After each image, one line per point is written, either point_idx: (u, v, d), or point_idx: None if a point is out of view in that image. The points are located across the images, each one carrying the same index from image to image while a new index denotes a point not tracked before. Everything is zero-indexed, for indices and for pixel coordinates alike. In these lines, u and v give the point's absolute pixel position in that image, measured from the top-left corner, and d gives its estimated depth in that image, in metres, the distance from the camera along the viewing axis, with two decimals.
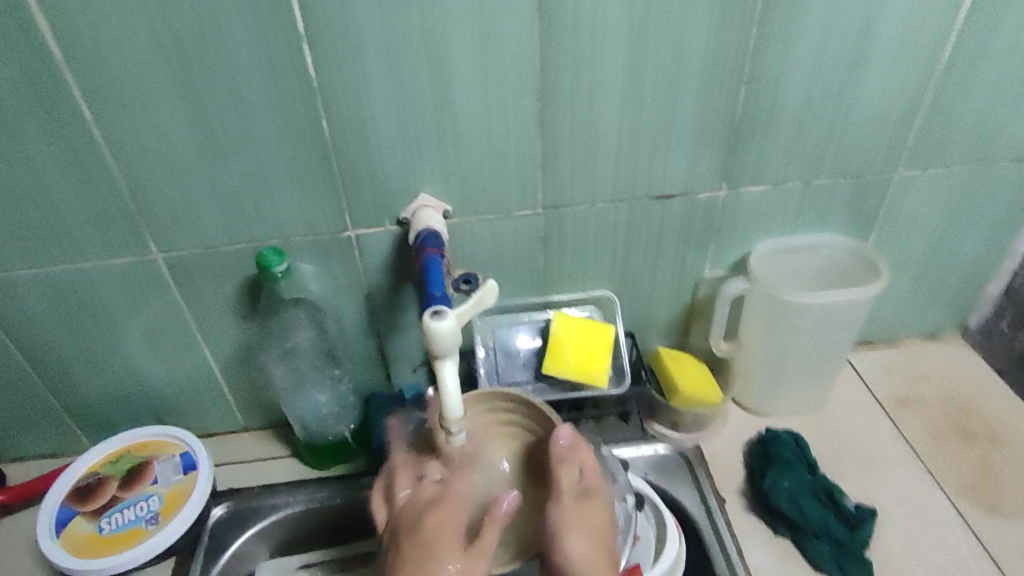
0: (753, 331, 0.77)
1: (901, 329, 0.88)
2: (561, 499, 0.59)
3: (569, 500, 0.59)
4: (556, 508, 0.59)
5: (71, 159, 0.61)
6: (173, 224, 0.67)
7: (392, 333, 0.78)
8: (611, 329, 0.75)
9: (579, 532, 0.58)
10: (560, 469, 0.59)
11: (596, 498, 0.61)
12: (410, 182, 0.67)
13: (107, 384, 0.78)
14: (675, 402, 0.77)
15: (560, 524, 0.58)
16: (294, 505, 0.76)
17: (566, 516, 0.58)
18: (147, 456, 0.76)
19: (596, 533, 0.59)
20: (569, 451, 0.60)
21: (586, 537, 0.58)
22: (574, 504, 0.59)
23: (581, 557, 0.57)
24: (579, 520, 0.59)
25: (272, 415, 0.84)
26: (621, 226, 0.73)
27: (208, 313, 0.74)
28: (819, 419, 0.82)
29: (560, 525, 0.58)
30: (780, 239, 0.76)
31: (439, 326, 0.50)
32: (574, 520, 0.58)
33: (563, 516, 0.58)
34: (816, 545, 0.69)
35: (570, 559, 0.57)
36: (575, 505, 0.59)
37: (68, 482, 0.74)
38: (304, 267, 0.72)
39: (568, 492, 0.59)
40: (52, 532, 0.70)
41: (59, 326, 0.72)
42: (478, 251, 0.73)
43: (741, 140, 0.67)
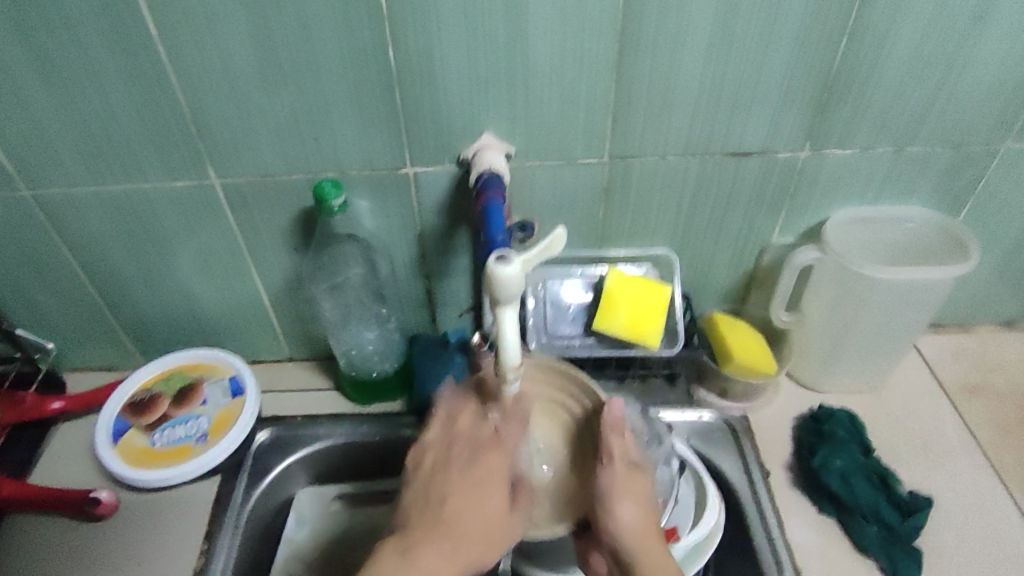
0: (818, 304, 0.74)
1: (977, 313, 0.83)
2: (611, 465, 0.56)
3: (620, 468, 0.56)
4: (606, 474, 0.56)
5: (134, 76, 0.60)
6: (232, 149, 0.66)
7: (442, 276, 0.77)
8: (667, 289, 0.72)
9: (630, 501, 0.55)
10: (610, 436, 0.57)
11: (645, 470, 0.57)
12: (474, 121, 0.65)
13: (162, 303, 0.79)
14: (727, 369, 0.74)
15: (612, 490, 0.55)
16: (335, 438, 0.77)
17: (617, 482, 0.55)
18: (198, 377, 0.78)
19: (648, 504, 0.56)
20: (621, 421, 0.58)
21: (638, 506, 0.55)
22: (626, 472, 0.56)
23: (633, 526, 0.54)
24: (628, 487, 0.55)
25: (317, 347, 0.84)
26: (690, 183, 0.69)
27: (262, 242, 0.74)
28: (877, 399, 0.78)
29: (610, 490, 0.55)
30: (861, 209, 0.71)
31: (504, 272, 0.49)
32: (623, 488, 0.55)
33: (614, 482, 0.56)
34: (863, 528, 0.67)
35: (623, 528, 0.54)
36: (625, 474, 0.56)
37: (124, 395, 0.76)
38: (359, 203, 0.70)
39: (618, 459, 0.56)
40: (109, 441, 0.73)
41: (118, 244, 0.73)
42: (537, 199, 0.71)
43: (832, 99, 0.63)
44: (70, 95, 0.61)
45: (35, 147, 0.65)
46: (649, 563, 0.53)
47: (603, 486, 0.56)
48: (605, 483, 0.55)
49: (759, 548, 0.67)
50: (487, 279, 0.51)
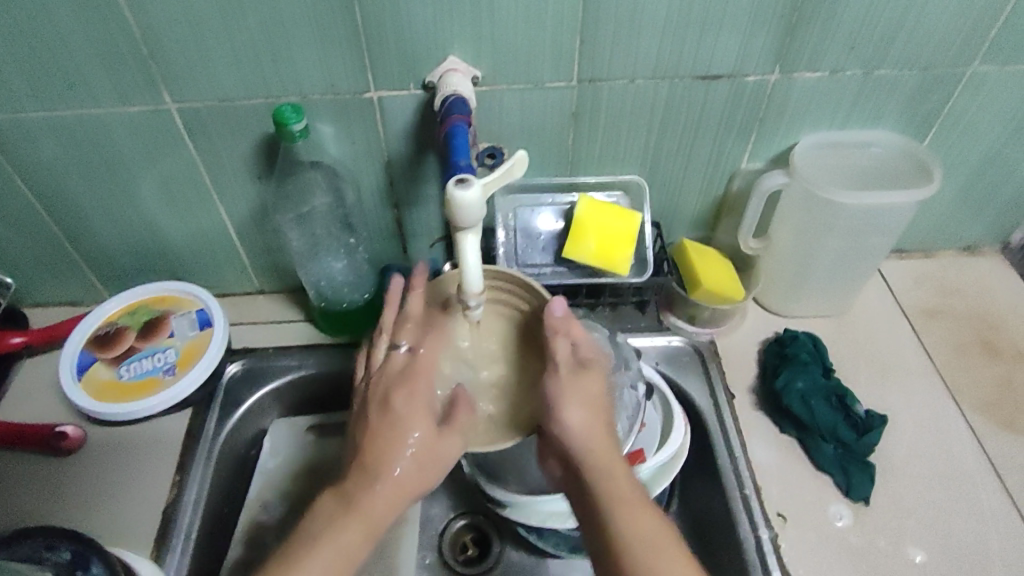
0: (784, 229, 0.75)
1: (940, 238, 0.85)
2: (556, 371, 0.57)
3: (564, 372, 0.57)
4: (553, 381, 0.57)
5: None
6: (187, 74, 0.63)
7: (411, 205, 0.76)
8: (637, 216, 0.72)
9: (578, 404, 0.56)
10: (555, 338, 0.57)
11: (593, 369, 0.58)
12: (438, 42, 0.63)
13: (124, 236, 0.77)
14: (695, 295, 0.75)
15: (560, 394, 0.56)
16: (308, 367, 0.77)
17: (561, 387, 0.56)
18: (164, 310, 0.77)
19: (595, 404, 0.57)
20: (564, 322, 0.58)
21: (584, 408, 0.56)
22: (570, 374, 0.57)
23: (581, 426, 0.55)
24: (573, 390, 0.56)
25: (287, 279, 0.83)
26: (660, 107, 0.68)
27: (224, 172, 0.72)
28: (840, 323, 0.80)
29: (558, 396, 0.56)
30: (827, 134, 0.71)
31: (462, 196, 0.49)
32: (569, 389, 0.56)
33: (559, 387, 0.57)
34: (820, 446, 0.70)
35: (571, 432, 0.55)
36: (572, 376, 0.57)
37: (88, 329, 0.75)
38: (323, 128, 0.69)
39: (563, 365, 0.57)
40: (74, 376, 0.72)
41: (74, 174, 0.71)
42: (505, 123, 0.70)
43: (803, 19, 0.62)
44: (10, 12, 0.58)
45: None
46: (601, 461, 0.55)
47: (550, 389, 0.57)
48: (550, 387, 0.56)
49: (722, 465, 0.70)
50: (447, 203, 0.50)
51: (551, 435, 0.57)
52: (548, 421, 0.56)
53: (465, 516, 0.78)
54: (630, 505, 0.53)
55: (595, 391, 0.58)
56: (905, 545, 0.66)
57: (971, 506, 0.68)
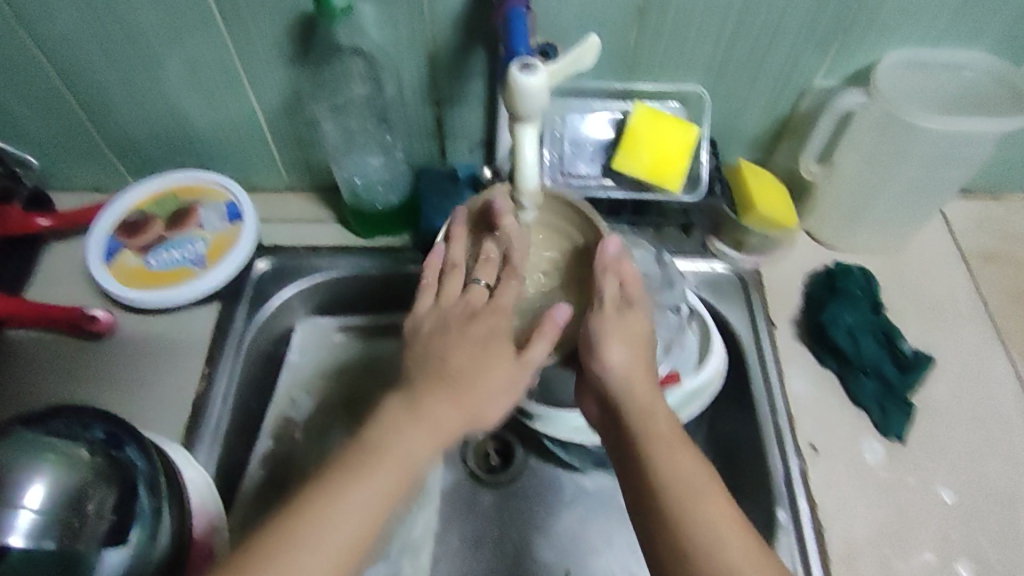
0: (852, 155, 0.70)
1: (1011, 179, 0.80)
2: (601, 307, 0.56)
3: (609, 308, 0.56)
4: (597, 316, 0.56)
5: None
6: None
7: (454, 104, 0.71)
8: (695, 128, 0.68)
9: (624, 341, 0.55)
10: (603, 276, 0.57)
11: (637, 310, 0.57)
12: None
13: (149, 118, 0.73)
14: (746, 219, 0.71)
15: (603, 330, 0.55)
16: (338, 269, 0.75)
17: (606, 325, 0.55)
18: (192, 200, 0.73)
19: (638, 342, 0.56)
20: (616, 260, 0.57)
21: (627, 346, 0.55)
22: (615, 314, 0.56)
23: (623, 363, 0.54)
24: (619, 329, 0.55)
25: (318, 177, 0.79)
26: (737, 8, 0.62)
27: (255, 54, 0.66)
28: (894, 261, 0.76)
29: (601, 332, 0.55)
30: (915, 52, 0.65)
31: (526, 81, 0.45)
32: (615, 328, 0.55)
33: (603, 325, 0.55)
34: (860, 382, 0.68)
35: (612, 370, 0.55)
36: (617, 314, 0.56)
37: (114, 215, 0.73)
38: (365, 10, 0.63)
39: (608, 300, 0.56)
40: (102, 262, 0.70)
41: (95, 45, 0.65)
42: (563, 15, 0.64)
43: None
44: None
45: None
46: (638, 402, 0.53)
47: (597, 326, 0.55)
48: (593, 324, 0.55)
49: (756, 394, 0.68)
50: (507, 88, 0.46)
51: (591, 373, 0.56)
52: (590, 359, 0.55)
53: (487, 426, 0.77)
54: (664, 443, 0.51)
55: (640, 332, 0.56)
56: (934, 483, 0.65)
57: (1011, 453, 0.66)
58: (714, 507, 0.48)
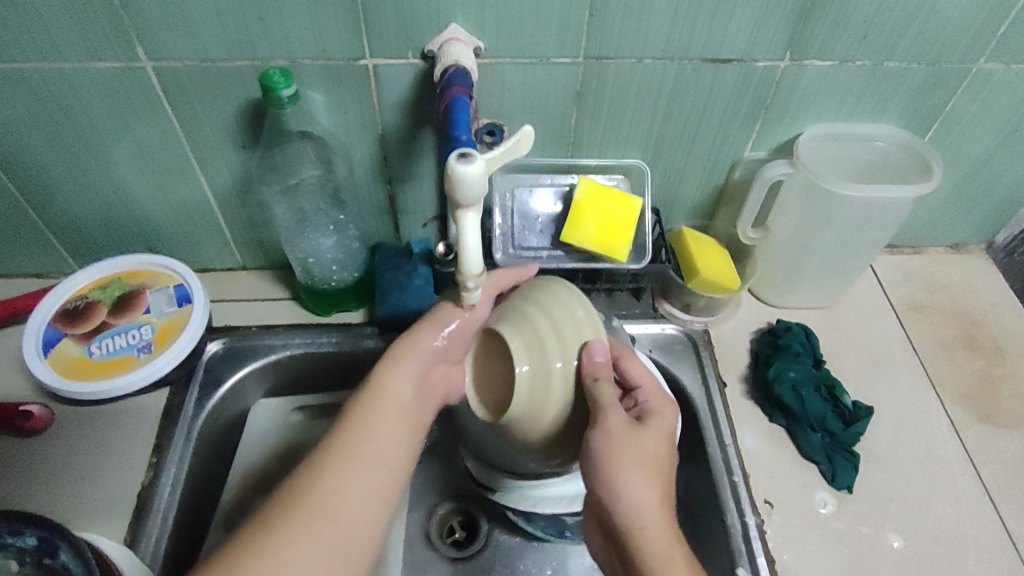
0: (784, 220, 0.74)
1: (928, 235, 0.86)
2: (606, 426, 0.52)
3: (618, 429, 0.52)
4: (601, 437, 0.52)
5: None
6: (166, 32, 0.58)
7: (406, 182, 0.73)
8: (638, 201, 0.71)
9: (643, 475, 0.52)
10: (594, 388, 0.52)
11: (656, 419, 0.54)
12: (443, 10, 0.59)
13: (93, 204, 0.72)
14: (692, 283, 0.74)
15: (606, 451, 0.52)
16: (292, 347, 0.74)
17: (626, 452, 0.51)
18: (139, 284, 0.72)
19: (656, 465, 0.53)
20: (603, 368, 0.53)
21: (645, 471, 0.52)
22: (630, 433, 0.52)
23: (643, 498, 0.52)
24: (636, 451, 0.52)
25: (271, 256, 0.79)
26: (668, 90, 0.67)
27: (205, 139, 0.67)
28: (831, 316, 0.80)
29: (609, 460, 0.51)
30: (831, 125, 0.71)
31: (465, 171, 0.46)
32: (632, 451, 0.52)
33: (611, 445, 0.52)
34: (808, 435, 0.70)
35: (628, 504, 0.52)
36: (628, 432, 0.52)
37: (55, 302, 0.70)
38: (314, 96, 0.65)
39: (616, 423, 0.52)
40: (40, 351, 0.67)
41: (37, 133, 0.65)
42: (507, 99, 0.67)
43: (820, 5, 0.60)
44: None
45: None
46: (659, 542, 0.50)
47: (621, 454, 0.51)
48: (594, 446, 0.52)
49: (711, 453, 0.70)
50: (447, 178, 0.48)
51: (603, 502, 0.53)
52: (604, 490, 0.52)
53: (449, 501, 0.76)
54: None
55: (661, 454, 0.53)
56: (885, 532, 0.67)
57: (952, 496, 0.69)
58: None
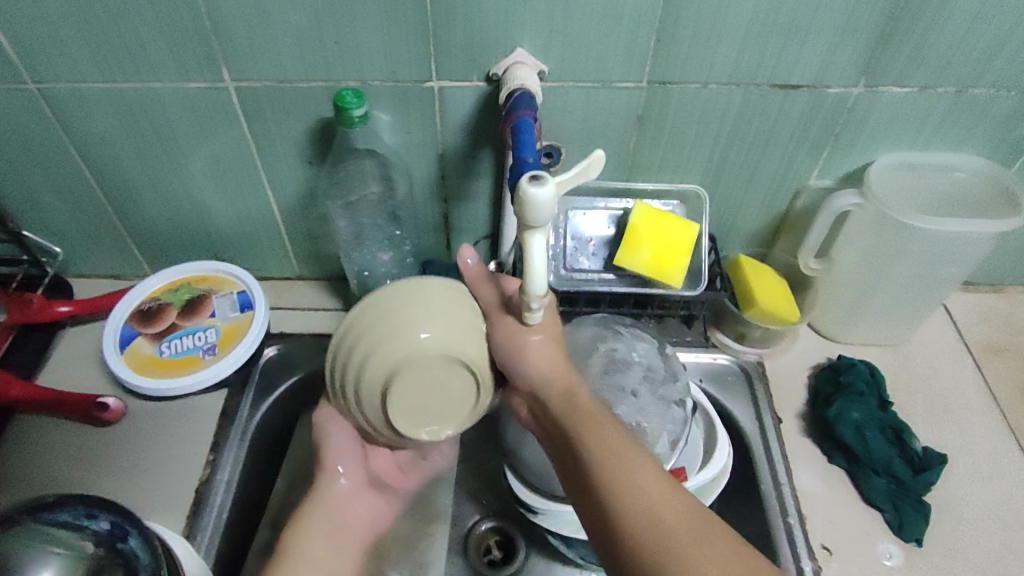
0: (849, 251, 0.71)
1: (1011, 273, 0.81)
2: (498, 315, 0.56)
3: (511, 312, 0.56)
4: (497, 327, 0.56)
5: None
6: (249, 53, 0.62)
7: (462, 201, 0.74)
8: (695, 228, 0.70)
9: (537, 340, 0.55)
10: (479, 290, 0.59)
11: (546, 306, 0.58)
12: (506, 34, 0.61)
13: (172, 213, 0.77)
14: (748, 313, 0.72)
15: (508, 339, 0.55)
16: None
17: (518, 328, 0.55)
18: (207, 289, 0.76)
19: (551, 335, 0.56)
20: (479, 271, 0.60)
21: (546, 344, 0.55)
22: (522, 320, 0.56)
23: (544, 364, 0.55)
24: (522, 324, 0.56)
25: (330, 267, 0.82)
26: (731, 115, 0.65)
27: (276, 155, 0.71)
28: (898, 355, 0.76)
29: (510, 340, 0.55)
30: (905, 154, 0.68)
31: (535, 194, 0.46)
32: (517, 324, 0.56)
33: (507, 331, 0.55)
34: (871, 480, 0.67)
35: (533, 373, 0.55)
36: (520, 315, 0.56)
37: (132, 303, 0.75)
38: (380, 116, 0.67)
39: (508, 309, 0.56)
40: (116, 348, 0.72)
41: (127, 145, 0.70)
42: (566, 122, 0.68)
43: (898, 29, 0.58)
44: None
45: (39, 35, 0.61)
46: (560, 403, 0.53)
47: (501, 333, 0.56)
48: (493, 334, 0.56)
49: (764, 492, 0.67)
50: (517, 200, 0.48)
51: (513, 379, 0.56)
52: (511, 368, 0.56)
53: (491, 519, 0.75)
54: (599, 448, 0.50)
55: (554, 330, 0.56)
56: None
57: None
58: (650, 479, 0.48)
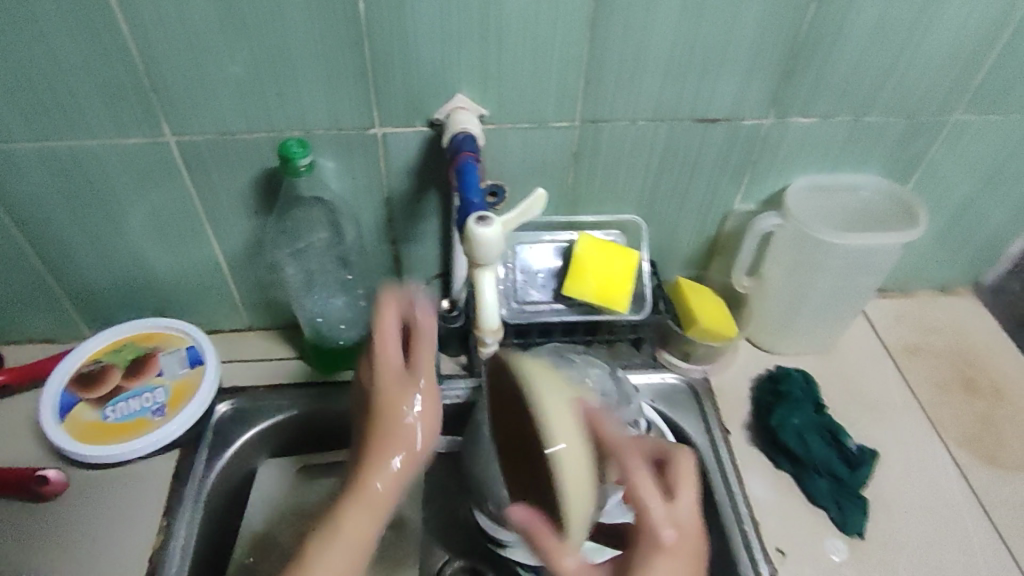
0: (777, 268, 0.77)
1: (918, 279, 0.89)
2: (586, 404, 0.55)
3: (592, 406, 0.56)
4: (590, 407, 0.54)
5: (78, 22, 0.56)
6: (189, 107, 0.63)
7: (410, 241, 0.76)
8: (635, 255, 0.74)
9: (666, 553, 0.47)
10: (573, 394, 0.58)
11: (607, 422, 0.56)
12: (445, 80, 0.64)
13: (110, 270, 0.75)
14: (692, 333, 0.76)
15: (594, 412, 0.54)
16: (299, 406, 0.75)
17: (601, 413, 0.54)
18: (152, 347, 0.74)
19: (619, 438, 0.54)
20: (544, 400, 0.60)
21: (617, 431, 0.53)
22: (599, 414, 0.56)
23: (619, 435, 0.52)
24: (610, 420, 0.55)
25: (279, 316, 0.81)
26: (660, 148, 0.70)
27: (219, 206, 0.70)
28: (828, 361, 0.82)
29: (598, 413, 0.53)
30: (817, 176, 0.74)
31: (483, 234, 0.51)
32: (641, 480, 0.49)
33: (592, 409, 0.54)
34: (815, 481, 0.71)
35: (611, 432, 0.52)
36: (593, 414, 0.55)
37: (71, 367, 0.72)
38: (325, 163, 0.68)
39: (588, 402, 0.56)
40: (56, 417, 0.68)
41: (60, 204, 0.68)
42: (508, 162, 0.71)
43: (798, 66, 0.65)
44: (6, 40, 0.57)
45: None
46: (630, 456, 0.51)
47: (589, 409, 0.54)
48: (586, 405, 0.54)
49: (719, 502, 0.70)
50: (467, 239, 0.52)
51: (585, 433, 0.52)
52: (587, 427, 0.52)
53: (461, 557, 0.73)
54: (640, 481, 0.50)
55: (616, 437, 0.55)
56: None
57: (963, 539, 0.69)
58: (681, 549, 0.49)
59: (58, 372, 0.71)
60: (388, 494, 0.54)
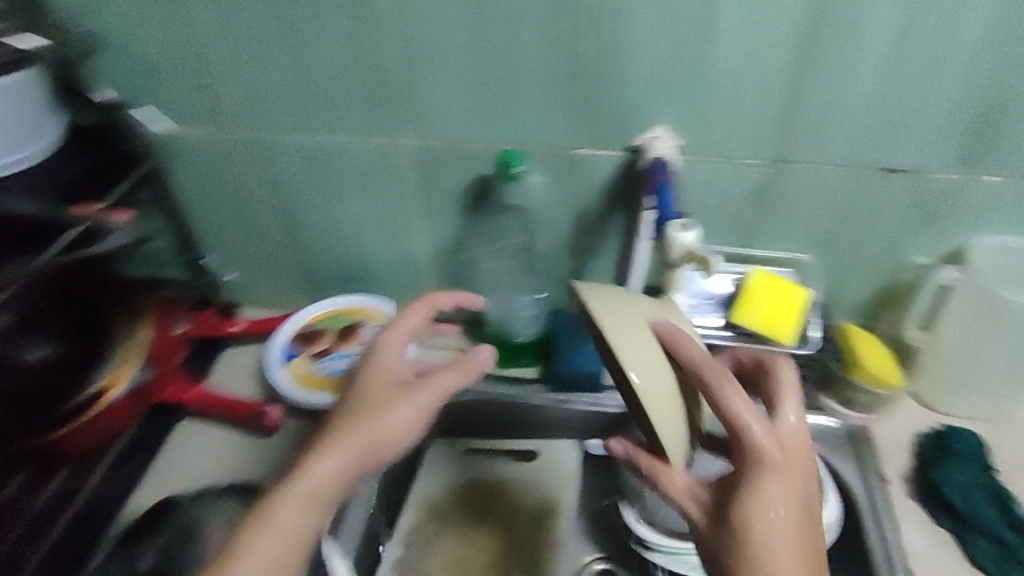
0: (954, 326, 0.77)
1: None
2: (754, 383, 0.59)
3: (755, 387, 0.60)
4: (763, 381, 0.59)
5: (354, 39, 0.69)
6: (426, 117, 0.74)
7: (591, 256, 0.84)
8: (804, 292, 0.77)
9: (780, 477, 0.48)
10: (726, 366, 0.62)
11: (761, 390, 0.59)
12: (650, 112, 0.71)
13: (331, 251, 0.87)
14: (854, 375, 0.78)
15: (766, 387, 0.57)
16: (472, 392, 0.85)
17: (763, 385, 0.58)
18: (359, 319, 0.85)
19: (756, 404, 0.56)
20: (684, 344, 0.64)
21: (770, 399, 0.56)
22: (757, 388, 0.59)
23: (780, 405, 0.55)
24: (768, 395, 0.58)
25: (462, 311, 0.91)
26: (844, 194, 0.74)
27: (433, 204, 0.81)
28: (1001, 429, 0.80)
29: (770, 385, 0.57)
30: (1006, 238, 0.75)
31: (682, 237, 0.74)
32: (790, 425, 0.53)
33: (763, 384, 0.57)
34: (976, 541, 0.69)
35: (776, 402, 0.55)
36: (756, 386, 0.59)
37: (294, 327, 0.85)
38: (531, 177, 0.77)
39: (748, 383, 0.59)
40: (280, 365, 0.81)
41: (306, 188, 0.81)
42: (694, 193, 0.77)
43: (995, 128, 0.67)
44: (297, 51, 0.70)
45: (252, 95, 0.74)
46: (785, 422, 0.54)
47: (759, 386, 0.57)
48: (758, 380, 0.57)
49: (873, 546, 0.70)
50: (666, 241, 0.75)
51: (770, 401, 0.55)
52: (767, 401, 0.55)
53: (603, 559, 0.77)
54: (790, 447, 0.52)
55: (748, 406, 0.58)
56: None
57: None
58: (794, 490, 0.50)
59: (284, 328, 0.84)
60: (399, 425, 0.53)
